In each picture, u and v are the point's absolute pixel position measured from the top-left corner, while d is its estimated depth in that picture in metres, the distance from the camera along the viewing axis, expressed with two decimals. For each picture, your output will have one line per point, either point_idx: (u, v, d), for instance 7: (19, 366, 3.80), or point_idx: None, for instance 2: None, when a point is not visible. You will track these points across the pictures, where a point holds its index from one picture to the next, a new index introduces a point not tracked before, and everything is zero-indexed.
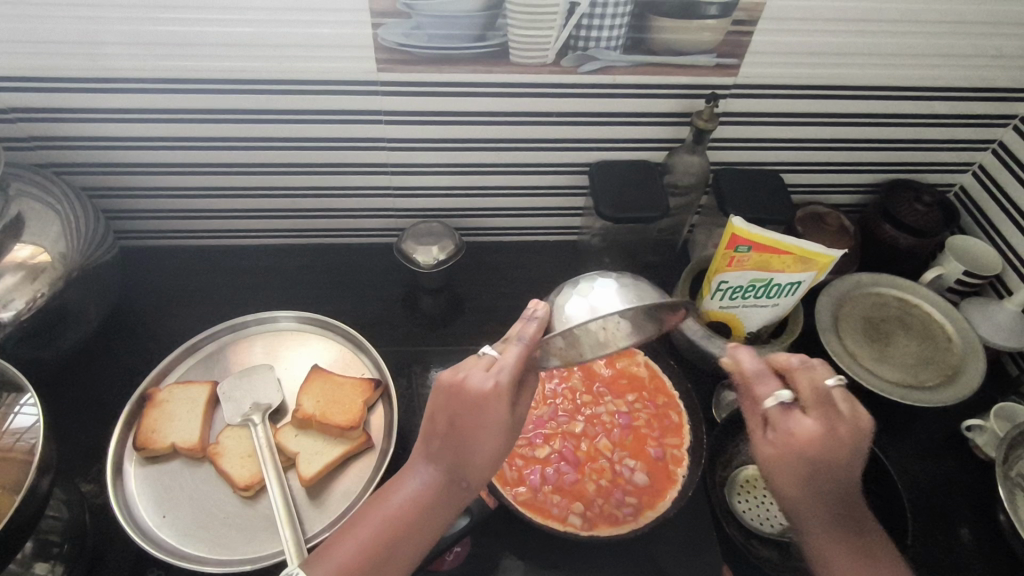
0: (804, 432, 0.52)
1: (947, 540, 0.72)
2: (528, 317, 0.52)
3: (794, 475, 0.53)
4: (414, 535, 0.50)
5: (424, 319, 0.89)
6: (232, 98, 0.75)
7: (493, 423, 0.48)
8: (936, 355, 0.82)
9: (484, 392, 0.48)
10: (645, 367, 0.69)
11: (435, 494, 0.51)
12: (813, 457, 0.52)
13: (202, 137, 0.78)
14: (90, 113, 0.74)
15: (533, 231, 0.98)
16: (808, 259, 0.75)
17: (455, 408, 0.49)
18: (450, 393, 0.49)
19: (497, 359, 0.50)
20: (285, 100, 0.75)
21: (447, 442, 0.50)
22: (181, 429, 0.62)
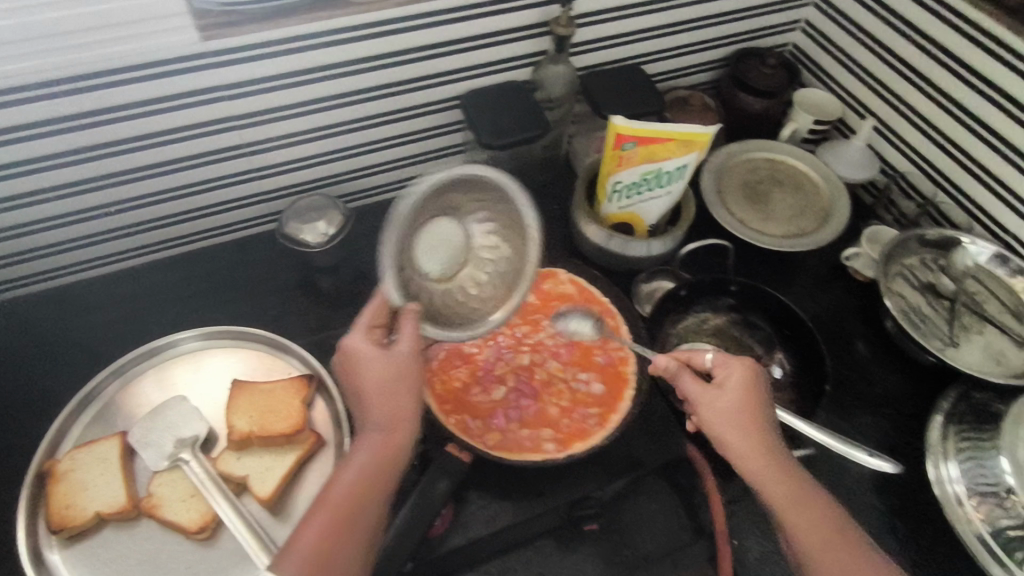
0: (732, 379, 0.58)
1: (853, 359, 0.82)
2: (402, 319, 0.54)
3: (736, 419, 0.57)
4: (361, 515, 0.50)
5: (332, 301, 0.84)
6: (32, 108, 0.62)
7: (412, 383, 0.55)
8: (809, 202, 0.90)
9: (399, 363, 0.54)
10: (572, 285, 0.70)
11: (376, 473, 0.52)
12: (741, 406, 0.57)
13: (4, 162, 0.65)
14: None
15: (416, 180, 0.93)
16: (687, 141, 0.78)
17: (379, 384, 0.54)
18: (375, 372, 0.55)
19: (400, 338, 0.54)
20: (100, 96, 0.64)
21: (378, 419, 0.54)
22: (101, 494, 0.54)
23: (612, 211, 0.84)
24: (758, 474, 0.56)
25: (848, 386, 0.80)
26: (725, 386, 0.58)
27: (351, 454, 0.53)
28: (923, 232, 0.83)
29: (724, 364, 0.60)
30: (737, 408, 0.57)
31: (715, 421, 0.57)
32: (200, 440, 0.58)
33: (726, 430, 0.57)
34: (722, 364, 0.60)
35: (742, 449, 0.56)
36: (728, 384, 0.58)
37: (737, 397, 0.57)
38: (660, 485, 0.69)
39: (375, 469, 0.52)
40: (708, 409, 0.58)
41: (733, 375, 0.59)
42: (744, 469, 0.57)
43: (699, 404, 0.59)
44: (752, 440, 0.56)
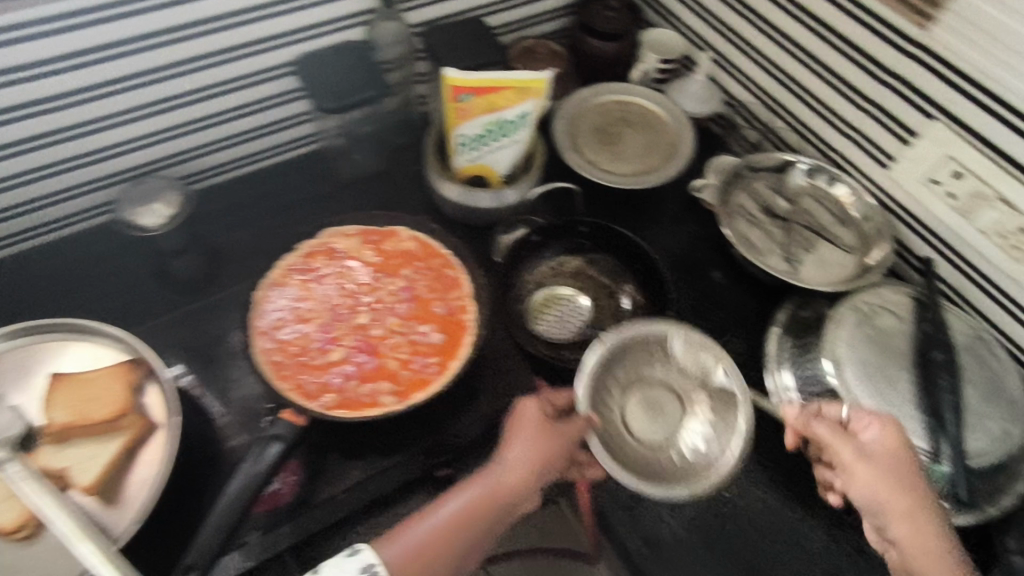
0: (889, 442, 0.58)
1: (706, 287, 0.86)
2: (519, 426, 0.62)
3: (890, 472, 0.57)
4: (451, 559, 0.56)
5: (184, 285, 0.81)
6: None
7: (512, 477, 0.59)
8: (657, 140, 0.93)
9: (510, 479, 0.59)
10: (412, 240, 0.69)
11: (466, 517, 0.57)
12: (884, 484, 0.57)
13: None
14: None
15: (266, 153, 0.90)
16: (523, 89, 0.78)
17: (488, 490, 0.59)
18: (512, 436, 0.62)
19: (511, 453, 0.61)
20: None
21: (472, 509, 0.58)
22: None
23: (462, 164, 0.85)
24: (873, 484, 0.57)
25: (701, 313, 0.84)
26: (879, 451, 0.58)
27: (444, 503, 0.59)
28: (754, 160, 0.88)
29: (862, 425, 0.60)
30: (879, 468, 0.57)
31: (869, 485, 0.57)
32: (20, 439, 0.54)
33: (868, 504, 0.57)
34: (860, 422, 0.60)
35: (880, 487, 0.57)
36: (886, 446, 0.58)
37: (889, 451, 0.58)
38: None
39: (466, 515, 0.57)
40: (858, 472, 0.58)
41: (879, 436, 0.59)
42: (852, 487, 0.58)
43: (846, 455, 0.59)
44: (893, 484, 0.56)
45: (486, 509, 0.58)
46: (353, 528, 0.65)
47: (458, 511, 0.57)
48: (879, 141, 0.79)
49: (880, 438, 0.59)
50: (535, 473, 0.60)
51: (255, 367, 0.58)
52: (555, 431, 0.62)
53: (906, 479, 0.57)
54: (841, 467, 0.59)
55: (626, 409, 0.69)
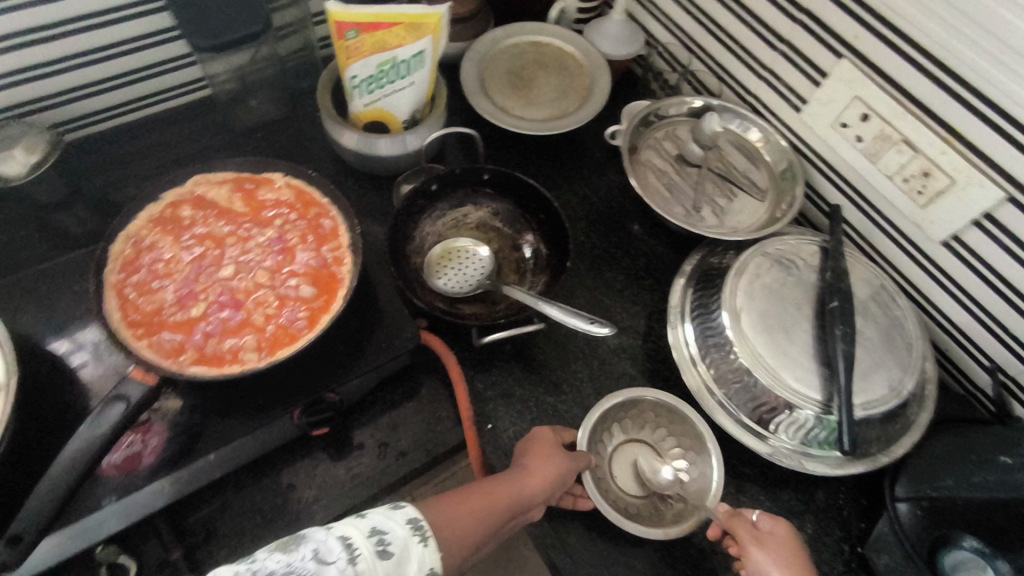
0: (783, 531, 0.59)
1: (621, 239, 0.83)
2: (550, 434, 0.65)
3: (789, 558, 0.58)
4: (489, 522, 0.56)
5: (64, 241, 0.76)
6: None
7: (542, 471, 0.60)
8: (572, 84, 0.88)
9: (552, 464, 0.60)
10: (287, 188, 0.65)
11: (505, 499, 0.58)
12: (785, 563, 0.57)
13: None
14: None
15: (154, 99, 0.85)
16: (416, 26, 0.73)
17: (513, 477, 0.60)
18: (540, 446, 0.63)
19: (544, 447, 0.63)
20: None
21: (509, 485, 0.59)
22: None
23: (359, 108, 0.79)
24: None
25: (614, 266, 0.80)
26: (779, 541, 0.59)
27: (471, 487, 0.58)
28: (664, 107, 0.85)
29: (764, 525, 0.60)
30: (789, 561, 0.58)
31: None
32: None
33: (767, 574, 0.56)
34: (766, 521, 0.60)
35: None
36: (782, 538, 0.59)
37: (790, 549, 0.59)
38: (432, 384, 0.71)
39: (504, 498, 0.58)
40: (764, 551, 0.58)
41: (778, 530, 0.60)
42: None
43: (750, 543, 0.58)
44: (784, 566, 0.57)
45: (505, 503, 0.57)
46: (240, 485, 0.64)
47: (500, 492, 0.58)
48: (792, 83, 0.75)
49: (778, 530, 0.60)
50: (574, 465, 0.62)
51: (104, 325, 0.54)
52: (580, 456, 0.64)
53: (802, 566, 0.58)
54: (745, 531, 0.59)
55: (615, 457, 0.69)
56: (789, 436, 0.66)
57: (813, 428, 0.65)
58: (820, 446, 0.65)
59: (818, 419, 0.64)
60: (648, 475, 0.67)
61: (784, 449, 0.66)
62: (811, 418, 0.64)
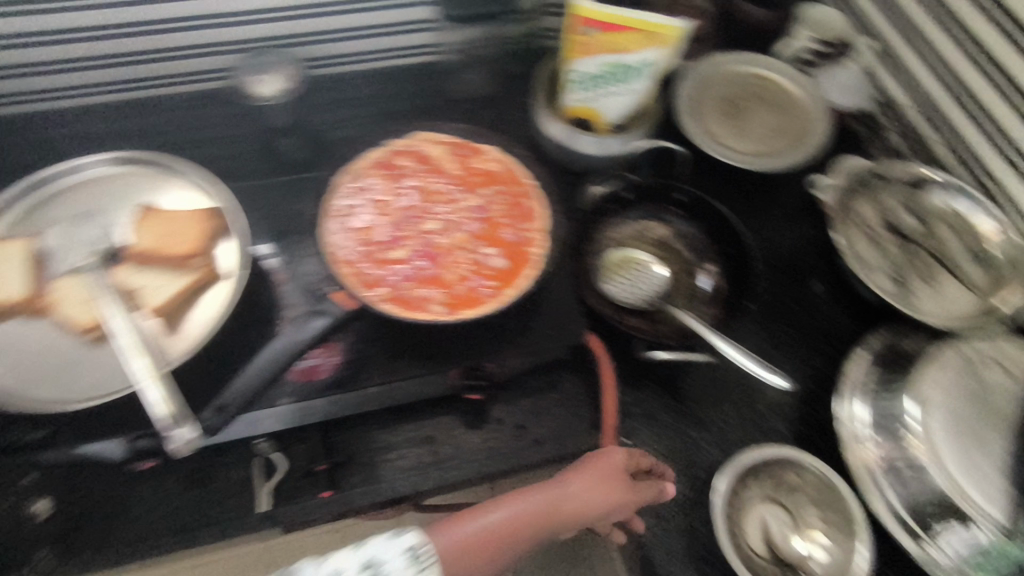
0: None
1: (800, 292, 0.78)
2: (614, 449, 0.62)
3: None
4: (513, 546, 0.56)
5: (282, 164, 0.82)
6: None
7: (591, 503, 0.59)
8: (786, 123, 0.85)
9: (604, 491, 0.59)
10: (498, 161, 0.68)
11: (535, 524, 0.57)
12: None
13: None
14: None
15: (385, 54, 0.90)
16: (653, 35, 0.73)
17: (555, 505, 0.58)
18: (599, 467, 0.60)
19: (598, 470, 0.60)
20: None
21: (540, 514, 0.58)
22: (8, 284, 0.57)
23: (570, 102, 0.81)
24: None
25: (787, 317, 0.76)
26: None
27: (495, 507, 0.57)
28: (885, 168, 0.79)
29: None
30: None
31: None
32: (106, 254, 0.60)
33: None
34: None
35: None
36: None
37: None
38: (577, 383, 0.71)
39: (537, 521, 0.57)
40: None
41: None
42: None
43: None
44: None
45: (536, 527, 0.57)
46: (384, 425, 0.67)
47: (542, 512, 0.58)
48: None
49: None
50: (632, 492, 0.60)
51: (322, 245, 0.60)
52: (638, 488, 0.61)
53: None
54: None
55: (749, 514, 0.64)
56: (952, 549, 0.59)
57: (986, 550, 0.58)
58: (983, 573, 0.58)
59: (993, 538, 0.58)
60: (779, 545, 0.62)
61: (935, 554, 0.59)
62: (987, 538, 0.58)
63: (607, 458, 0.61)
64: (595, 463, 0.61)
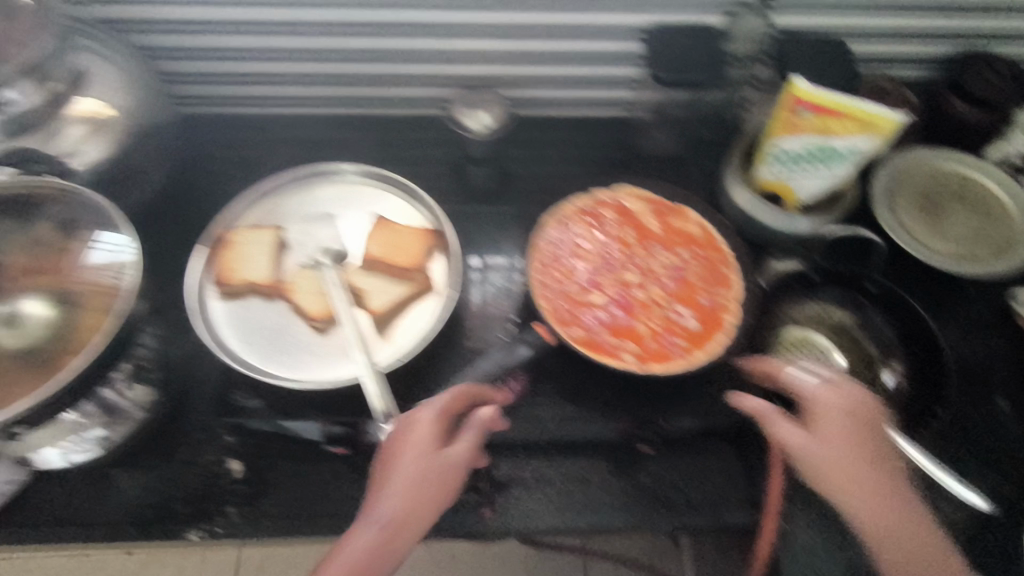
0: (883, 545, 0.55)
1: (985, 409, 0.73)
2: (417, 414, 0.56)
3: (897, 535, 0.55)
4: (404, 533, 0.51)
5: (472, 192, 0.89)
6: None
7: (400, 474, 0.52)
8: (990, 229, 0.81)
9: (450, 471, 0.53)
10: (699, 225, 0.69)
11: (396, 515, 0.51)
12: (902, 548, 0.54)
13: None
14: None
15: (580, 104, 0.95)
16: (870, 125, 0.72)
17: (384, 469, 0.54)
18: (402, 440, 0.54)
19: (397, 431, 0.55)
20: None
21: (405, 501, 0.51)
22: (254, 267, 0.64)
23: (765, 176, 0.81)
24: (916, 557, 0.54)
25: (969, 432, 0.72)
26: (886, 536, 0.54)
27: (380, 502, 0.52)
28: None
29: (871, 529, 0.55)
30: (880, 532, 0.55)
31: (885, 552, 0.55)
32: (337, 254, 0.66)
33: None
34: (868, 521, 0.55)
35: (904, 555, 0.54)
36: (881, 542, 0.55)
37: (804, 432, 0.59)
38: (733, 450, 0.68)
39: (407, 501, 0.51)
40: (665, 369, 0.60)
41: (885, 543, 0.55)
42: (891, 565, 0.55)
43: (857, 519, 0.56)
44: (880, 496, 0.56)
45: (414, 511, 0.51)
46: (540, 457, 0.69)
47: (393, 504, 0.51)
48: None
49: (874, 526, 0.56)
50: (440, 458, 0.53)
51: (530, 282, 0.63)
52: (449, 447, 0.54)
53: (874, 450, 0.58)
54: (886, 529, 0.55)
55: None
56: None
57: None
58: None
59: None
60: None
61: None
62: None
63: (426, 414, 0.55)
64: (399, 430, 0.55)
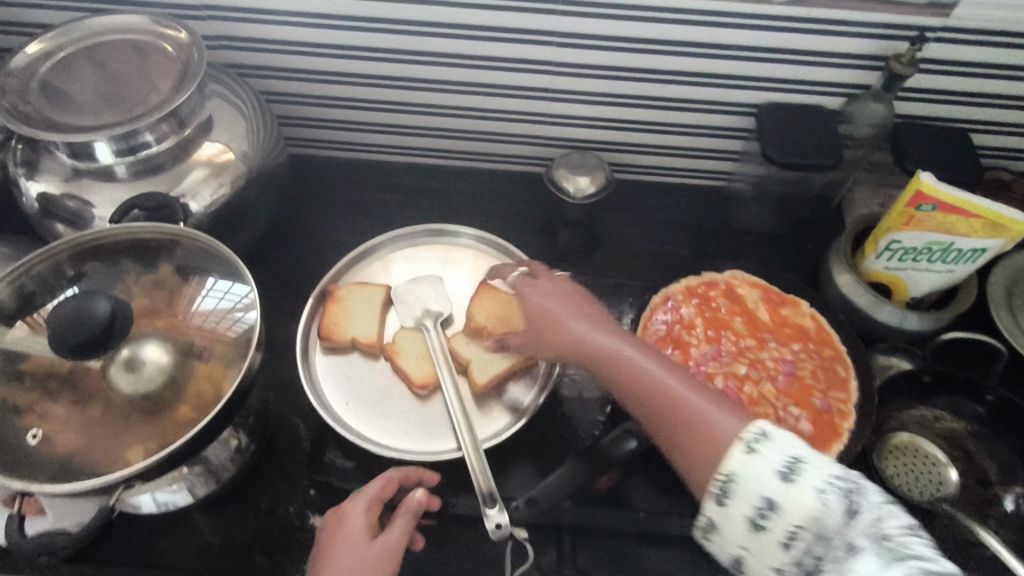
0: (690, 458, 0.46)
1: None
2: (356, 498, 0.52)
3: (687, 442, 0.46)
4: None
5: (564, 254, 0.88)
6: (390, 7, 0.73)
7: (335, 558, 0.48)
8: None
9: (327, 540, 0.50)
10: (812, 319, 0.67)
11: None
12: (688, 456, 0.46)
13: (362, 47, 0.77)
14: (257, 14, 0.75)
15: (679, 172, 0.93)
16: (999, 226, 0.69)
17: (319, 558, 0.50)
18: (336, 520, 0.51)
19: (346, 515, 0.51)
20: (449, 13, 0.73)
21: None
22: (361, 325, 0.65)
23: (874, 268, 0.78)
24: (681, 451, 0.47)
25: None
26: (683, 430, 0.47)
27: None
28: None
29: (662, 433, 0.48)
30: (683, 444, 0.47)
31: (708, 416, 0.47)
32: (441, 317, 0.66)
33: None
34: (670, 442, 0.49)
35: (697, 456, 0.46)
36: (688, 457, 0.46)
37: (532, 292, 0.60)
38: None
39: None
40: (529, 302, 0.60)
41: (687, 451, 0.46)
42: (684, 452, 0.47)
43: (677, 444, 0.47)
44: (680, 409, 0.48)
45: None
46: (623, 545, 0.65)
47: None
48: None
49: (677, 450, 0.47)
50: (367, 544, 0.49)
51: None
52: (384, 534, 0.50)
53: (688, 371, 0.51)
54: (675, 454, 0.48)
55: None
56: (789, 540, 0.41)
57: (888, 538, 0.39)
58: (818, 491, 0.40)
59: (781, 489, 0.41)
60: None
61: (743, 555, 0.44)
62: (836, 514, 0.40)
63: (361, 503, 0.52)
64: (345, 512, 0.52)
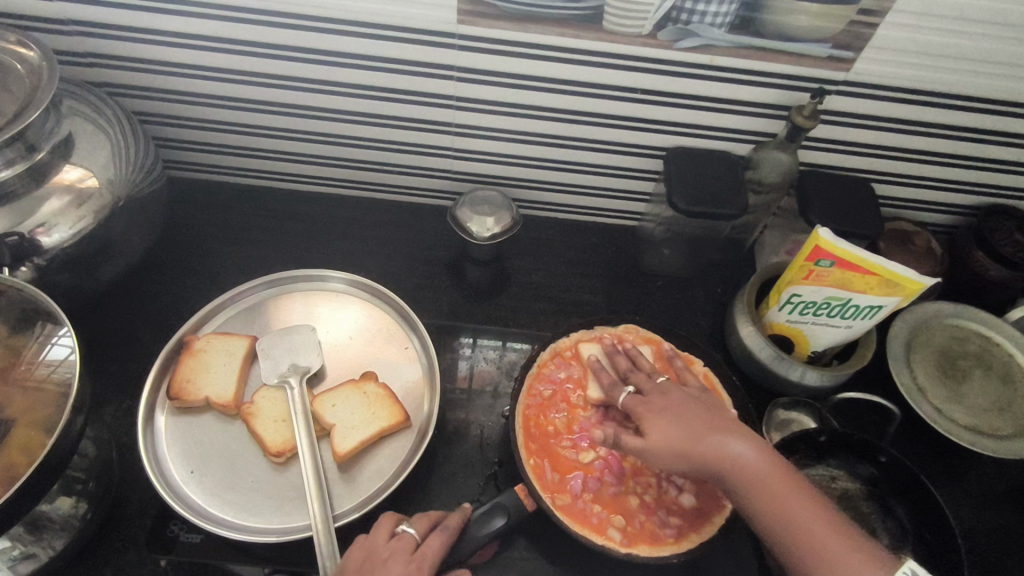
0: (789, 529, 0.51)
1: None
2: (441, 529, 0.52)
3: (802, 520, 0.50)
4: None
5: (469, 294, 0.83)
6: (275, 33, 0.67)
7: None
8: (1012, 402, 0.75)
9: (395, 556, 0.49)
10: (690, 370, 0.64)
11: None
12: (807, 538, 0.50)
13: (249, 73, 0.72)
14: (128, 32, 0.68)
15: (591, 210, 0.90)
16: (894, 284, 0.68)
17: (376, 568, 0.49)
18: (408, 543, 0.51)
19: (420, 545, 0.50)
20: (340, 42, 0.68)
21: None
22: (217, 383, 0.60)
23: (777, 320, 0.76)
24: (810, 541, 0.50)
25: None
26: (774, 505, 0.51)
27: None
28: None
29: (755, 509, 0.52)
30: (781, 527, 0.51)
31: (763, 495, 0.52)
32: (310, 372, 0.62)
33: None
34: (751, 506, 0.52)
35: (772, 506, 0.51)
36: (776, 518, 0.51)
37: (656, 417, 0.56)
38: None
39: None
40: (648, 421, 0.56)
41: (802, 528, 0.50)
42: (783, 526, 0.51)
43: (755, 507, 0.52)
44: (779, 502, 0.51)
45: None
46: None
47: None
48: None
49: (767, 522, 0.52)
50: None
51: (513, 438, 0.59)
52: None
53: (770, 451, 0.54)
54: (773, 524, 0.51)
55: None
56: None
57: None
58: None
59: None
60: None
61: None
62: None
63: (441, 535, 0.51)
64: (418, 537, 0.51)
